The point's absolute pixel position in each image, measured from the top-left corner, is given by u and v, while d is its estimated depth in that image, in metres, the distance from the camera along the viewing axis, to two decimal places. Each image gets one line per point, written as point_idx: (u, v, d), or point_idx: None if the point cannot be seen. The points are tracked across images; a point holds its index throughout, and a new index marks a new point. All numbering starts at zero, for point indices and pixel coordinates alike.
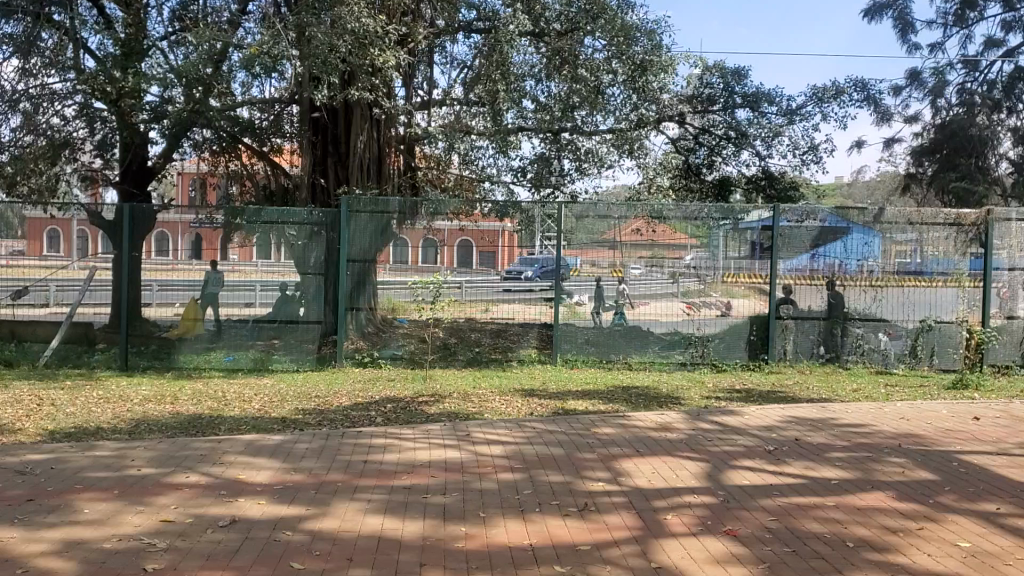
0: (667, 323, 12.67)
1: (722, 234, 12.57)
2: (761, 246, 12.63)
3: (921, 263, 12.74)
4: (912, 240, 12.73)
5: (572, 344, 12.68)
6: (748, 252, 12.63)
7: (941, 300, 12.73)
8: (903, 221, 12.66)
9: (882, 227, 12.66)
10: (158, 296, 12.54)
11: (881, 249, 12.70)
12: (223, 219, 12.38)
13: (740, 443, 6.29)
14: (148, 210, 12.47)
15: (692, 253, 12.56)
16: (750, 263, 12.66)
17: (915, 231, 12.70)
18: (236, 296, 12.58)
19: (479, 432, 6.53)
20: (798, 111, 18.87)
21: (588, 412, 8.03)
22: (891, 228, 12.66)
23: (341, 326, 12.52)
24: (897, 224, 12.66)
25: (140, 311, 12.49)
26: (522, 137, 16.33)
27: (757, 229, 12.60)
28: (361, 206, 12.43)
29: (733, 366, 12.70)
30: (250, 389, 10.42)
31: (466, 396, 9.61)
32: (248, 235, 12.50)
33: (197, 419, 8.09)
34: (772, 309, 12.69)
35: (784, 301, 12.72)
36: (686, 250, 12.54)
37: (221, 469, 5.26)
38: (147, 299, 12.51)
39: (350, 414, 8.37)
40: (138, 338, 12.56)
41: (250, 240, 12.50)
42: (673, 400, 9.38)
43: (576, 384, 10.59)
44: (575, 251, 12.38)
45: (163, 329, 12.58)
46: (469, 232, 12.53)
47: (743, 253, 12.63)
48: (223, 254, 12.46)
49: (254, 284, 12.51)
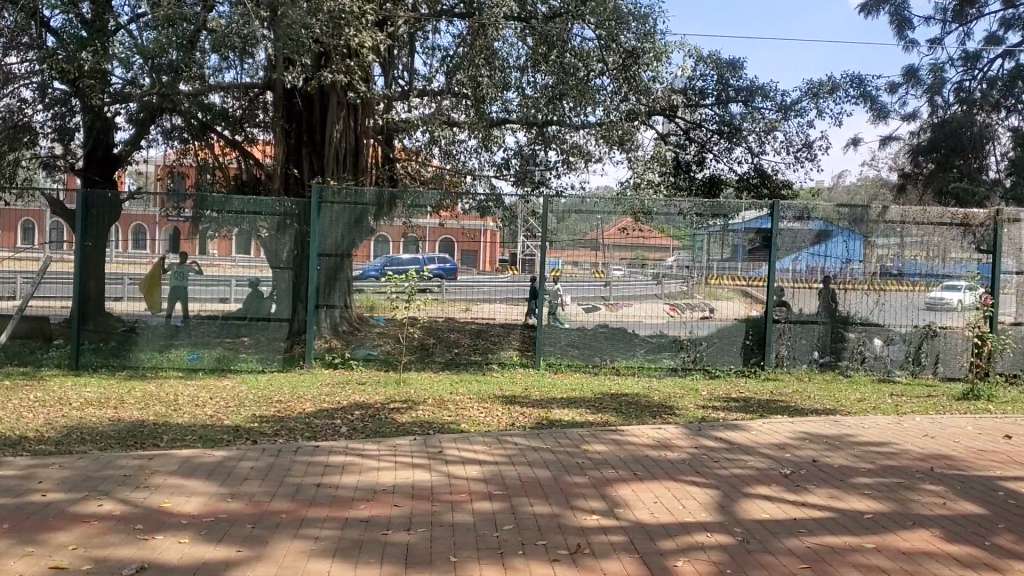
0: (650, 325, 11.89)
1: (705, 236, 11.77)
2: (745, 248, 11.83)
3: (909, 267, 12.04)
4: (896, 246, 11.99)
5: (555, 346, 11.88)
6: (732, 254, 11.82)
7: (941, 300, 12.12)
8: (878, 217, 11.89)
9: (867, 230, 11.93)
10: (129, 291, 11.64)
11: (864, 253, 12.00)
12: (191, 214, 11.53)
13: (752, 465, 5.52)
14: (115, 200, 11.49)
15: (674, 256, 11.81)
16: (734, 266, 11.87)
17: (900, 236, 11.96)
18: (209, 291, 11.79)
19: (453, 447, 5.72)
20: (793, 107, 18.21)
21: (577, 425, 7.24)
22: (879, 228, 11.94)
23: (312, 322, 11.66)
24: (878, 229, 11.94)
25: (105, 305, 11.57)
26: (506, 130, 15.53)
27: (741, 232, 11.81)
28: (334, 197, 11.59)
29: (727, 372, 11.91)
30: (208, 392, 9.55)
31: (443, 403, 8.80)
32: (222, 227, 11.62)
33: (139, 427, 7.22)
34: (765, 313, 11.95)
35: (776, 304, 11.95)
36: (671, 250, 11.79)
37: (144, 495, 4.45)
38: (116, 293, 11.60)
39: (312, 423, 7.54)
40: (97, 334, 11.58)
41: (227, 231, 11.63)
42: (669, 410, 8.61)
43: (563, 391, 9.78)
44: (556, 251, 11.59)
45: (128, 325, 11.69)
46: (450, 229, 11.81)
47: (726, 256, 11.82)
48: (200, 249, 11.68)
49: (230, 279, 11.76)
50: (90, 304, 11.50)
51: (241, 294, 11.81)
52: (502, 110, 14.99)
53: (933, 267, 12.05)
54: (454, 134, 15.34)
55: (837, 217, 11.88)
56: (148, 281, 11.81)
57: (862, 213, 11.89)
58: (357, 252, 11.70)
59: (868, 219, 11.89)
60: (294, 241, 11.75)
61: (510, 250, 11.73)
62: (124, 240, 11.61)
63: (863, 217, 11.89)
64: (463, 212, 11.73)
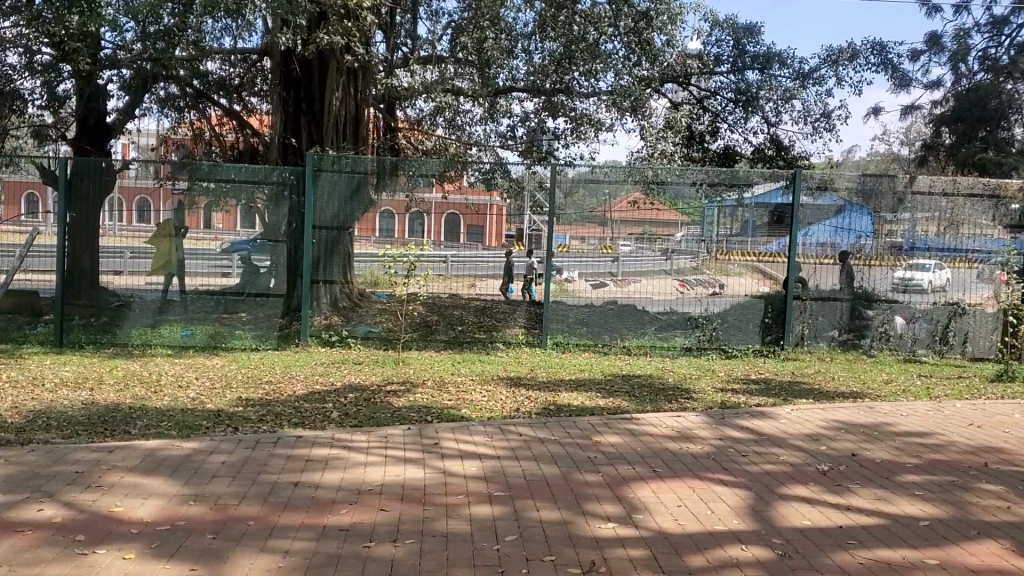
0: (660, 302, 11.29)
1: (716, 209, 11.10)
2: (755, 224, 11.20)
3: (918, 243, 11.41)
4: (907, 222, 11.32)
5: (562, 324, 11.29)
6: (741, 230, 11.17)
7: (919, 279, 11.46)
8: (891, 198, 11.26)
9: (875, 205, 11.27)
10: (129, 265, 11.18)
11: (874, 228, 11.35)
12: (185, 185, 10.97)
13: (784, 461, 4.94)
14: (111, 177, 10.87)
15: (683, 231, 11.12)
16: (743, 241, 11.22)
17: (908, 211, 11.29)
18: (207, 266, 11.20)
19: (450, 438, 5.14)
20: (811, 75, 17.50)
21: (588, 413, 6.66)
22: (889, 203, 11.27)
23: (307, 298, 11.13)
24: (887, 204, 11.28)
25: (100, 279, 11.09)
26: (512, 99, 14.86)
27: (752, 207, 11.16)
28: (327, 165, 10.99)
29: (744, 352, 11.31)
30: (196, 372, 8.99)
31: (442, 385, 8.24)
32: (226, 201, 11.01)
33: (112, 413, 6.65)
34: (785, 290, 11.32)
35: (792, 281, 11.30)
36: (679, 226, 11.10)
37: (93, 498, 3.88)
38: (116, 266, 11.13)
39: (301, 408, 6.97)
40: (88, 310, 11.12)
41: (235, 205, 11.03)
42: (685, 394, 8.03)
43: (571, 373, 9.20)
44: (563, 225, 10.97)
45: (122, 299, 11.19)
46: (454, 204, 11.13)
47: (735, 231, 11.17)
48: (205, 221, 11.15)
49: (230, 252, 11.20)
50: (85, 278, 11.01)
51: (235, 267, 11.18)
52: (508, 77, 14.36)
53: (942, 240, 11.41)
54: (457, 103, 14.71)
55: (863, 190, 11.24)
56: (156, 243, 11.22)
57: (879, 186, 11.24)
58: (361, 226, 11.10)
59: (887, 190, 11.24)
60: (288, 213, 11.09)
61: (515, 225, 11.11)
62: (128, 213, 11.04)
63: (870, 191, 11.25)
64: (469, 185, 11.08)
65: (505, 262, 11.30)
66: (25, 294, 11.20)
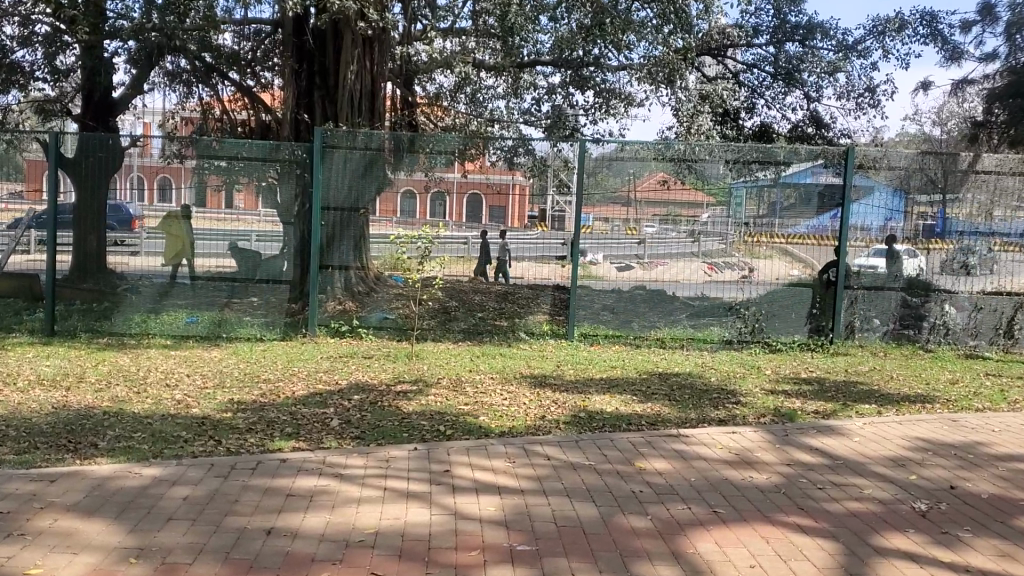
0: (689, 286, 10.33)
1: (744, 190, 10.13)
2: (782, 205, 10.19)
3: (947, 225, 10.42)
4: (938, 202, 10.33)
5: (589, 312, 10.38)
6: (768, 212, 10.18)
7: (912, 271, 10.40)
8: (932, 175, 10.23)
9: (920, 187, 10.25)
10: (148, 247, 10.38)
11: (904, 209, 10.25)
12: (195, 162, 10.09)
13: (871, 497, 4.04)
14: (118, 152, 10.09)
15: (708, 212, 10.13)
16: (771, 221, 10.22)
17: (943, 189, 10.28)
18: (216, 248, 10.36)
19: (465, 464, 4.27)
20: (856, 46, 16.38)
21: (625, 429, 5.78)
22: (931, 183, 10.24)
23: (316, 283, 10.30)
24: (924, 184, 10.24)
25: (105, 261, 10.43)
26: (536, 73, 13.97)
27: (779, 188, 10.16)
28: (339, 140, 10.08)
29: (790, 345, 10.34)
30: (190, 367, 8.20)
31: (459, 384, 7.39)
32: (241, 177, 10.16)
33: (81, 420, 5.85)
34: (829, 278, 10.33)
35: (831, 265, 10.31)
36: (705, 207, 10.11)
37: (10, 555, 3.07)
38: (134, 247, 10.37)
39: (297, 413, 6.13)
40: (90, 294, 10.43)
41: (249, 182, 10.16)
42: (731, 400, 7.12)
43: (601, 370, 8.32)
44: (590, 207, 10.06)
45: (130, 283, 10.44)
46: (477, 183, 10.30)
47: (762, 213, 10.17)
48: (226, 202, 10.29)
49: (238, 239, 10.35)
50: (90, 262, 10.39)
51: (233, 250, 10.38)
52: (532, 51, 13.49)
53: (972, 224, 10.45)
54: (478, 77, 13.80)
55: (915, 169, 10.20)
56: (166, 226, 10.33)
57: (937, 171, 10.23)
58: (383, 208, 10.27)
59: (937, 169, 10.23)
60: (293, 195, 10.23)
61: (538, 206, 10.18)
62: (150, 191, 10.25)
63: (923, 165, 10.20)
64: (492, 165, 10.27)
65: (494, 243, 10.40)
66: (23, 278, 10.74)
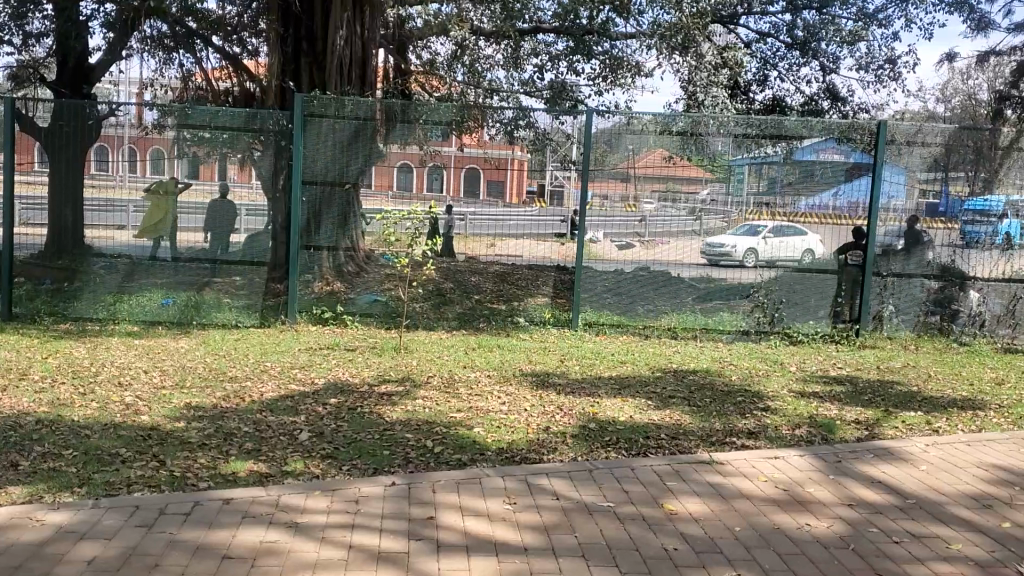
0: (695, 267, 9.39)
1: (746, 166, 9.17)
2: (785, 182, 9.23)
3: (948, 202, 9.45)
4: (961, 181, 9.38)
5: (591, 296, 9.46)
6: (768, 188, 9.23)
7: (803, 256, 9.36)
8: (970, 152, 9.27)
9: (949, 165, 9.32)
10: (133, 220, 9.57)
11: (905, 184, 9.30)
12: (174, 133, 9.16)
13: (962, 556, 3.21)
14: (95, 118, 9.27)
15: (708, 189, 9.23)
16: (771, 200, 9.28)
17: (970, 168, 9.34)
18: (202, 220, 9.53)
19: (454, 508, 3.43)
20: (876, 15, 15.43)
21: (647, 452, 4.92)
22: (971, 162, 9.31)
23: (297, 264, 9.35)
24: (965, 161, 9.32)
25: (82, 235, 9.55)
26: (539, 41, 13.07)
27: (780, 163, 9.19)
28: (321, 108, 9.14)
29: (811, 337, 9.43)
30: (152, 360, 7.34)
31: (451, 385, 6.53)
32: (228, 150, 9.25)
33: (7, 432, 4.99)
34: (840, 257, 9.38)
35: (848, 246, 9.37)
36: (704, 182, 9.21)
37: None
38: (120, 221, 9.58)
39: (261, 425, 5.27)
40: (62, 273, 9.58)
41: (234, 156, 9.26)
42: (760, 406, 6.27)
43: (609, 368, 7.47)
44: (596, 184, 9.13)
45: (96, 264, 9.56)
46: (473, 158, 9.43)
47: (762, 189, 9.23)
48: (219, 174, 9.34)
49: (224, 204, 9.45)
50: (67, 236, 9.52)
51: (211, 224, 9.52)
52: (533, 17, 12.55)
53: (977, 198, 9.49)
54: (475, 42, 12.86)
55: (955, 146, 9.25)
56: (151, 199, 9.51)
57: (965, 153, 9.28)
58: (377, 180, 9.39)
59: (975, 145, 9.27)
60: (279, 161, 9.36)
61: (538, 180, 9.43)
62: (142, 163, 9.39)
63: (959, 142, 9.24)
64: (490, 140, 9.30)
65: (492, 220, 9.61)
66: None
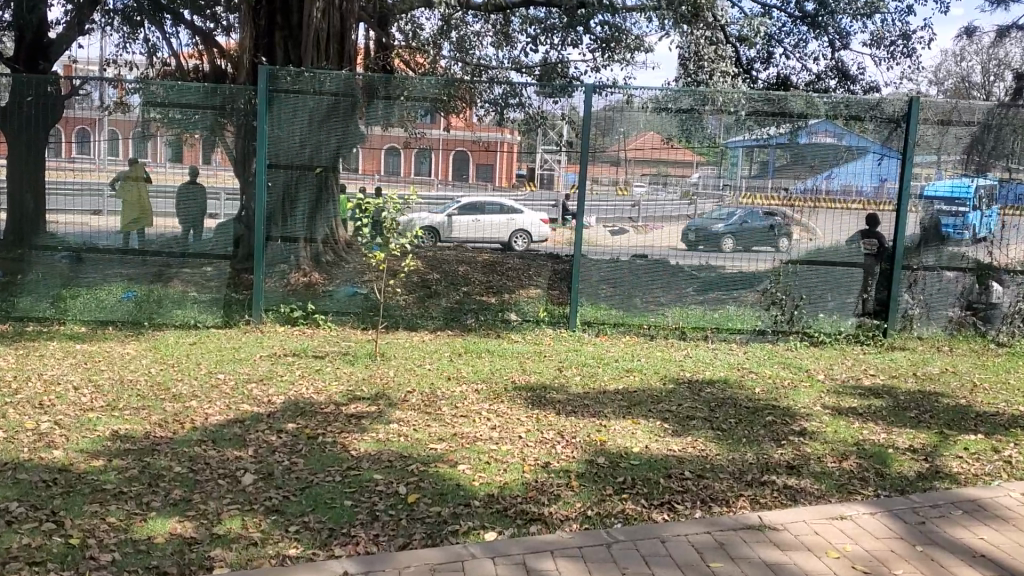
0: (697, 255, 8.40)
1: (743, 148, 8.20)
2: (777, 167, 8.25)
3: (972, 182, 8.53)
4: (999, 166, 8.51)
5: (590, 290, 8.43)
6: (761, 172, 8.24)
7: (509, 238, 8.85)
8: (1008, 132, 8.42)
9: (990, 147, 8.43)
10: (110, 205, 8.38)
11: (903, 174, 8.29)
12: (141, 112, 8.15)
13: None
14: (52, 95, 8.22)
15: (699, 172, 8.23)
16: (762, 182, 8.27)
17: (1009, 153, 8.47)
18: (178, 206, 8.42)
19: None
20: None
21: (677, 500, 3.95)
22: (1010, 145, 8.46)
23: (262, 259, 8.29)
24: (1005, 143, 8.45)
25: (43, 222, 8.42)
26: (529, 14, 12.08)
27: (775, 148, 8.22)
28: (287, 83, 8.08)
29: (835, 337, 8.45)
30: (86, 372, 6.33)
31: (432, 404, 5.57)
32: (194, 132, 8.24)
33: None
34: (705, 248, 8.40)
35: (721, 233, 8.38)
36: (695, 165, 8.21)
37: None
38: (95, 206, 8.42)
39: (198, 465, 4.32)
40: (12, 265, 8.47)
41: (202, 138, 8.26)
42: (797, 429, 5.34)
43: (615, 379, 6.52)
44: (600, 168, 8.16)
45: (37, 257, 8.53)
46: (462, 142, 8.46)
47: (755, 173, 8.24)
48: (203, 157, 8.32)
49: (193, 188, 8.39)
50: (26, 224, 8.44)
51: (183, 212, 8.45)
52: None
53: (949, 182, 8.45)
54: (462, 14, 11.85)
55: (996, 125, 8.38)
56: (121, 186, 8.35)
57: (1003, 134, 8.42)
58: (365, 163, 8.31)
59: (1016, 126, 8.43)
60: (246, 143, 8.33)
61: (527, 164, 8.36)
62: (123, 143, 8.28)
63: (996, 120, 8.37)
64: (479, 121, 8.27)
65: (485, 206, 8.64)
66: None
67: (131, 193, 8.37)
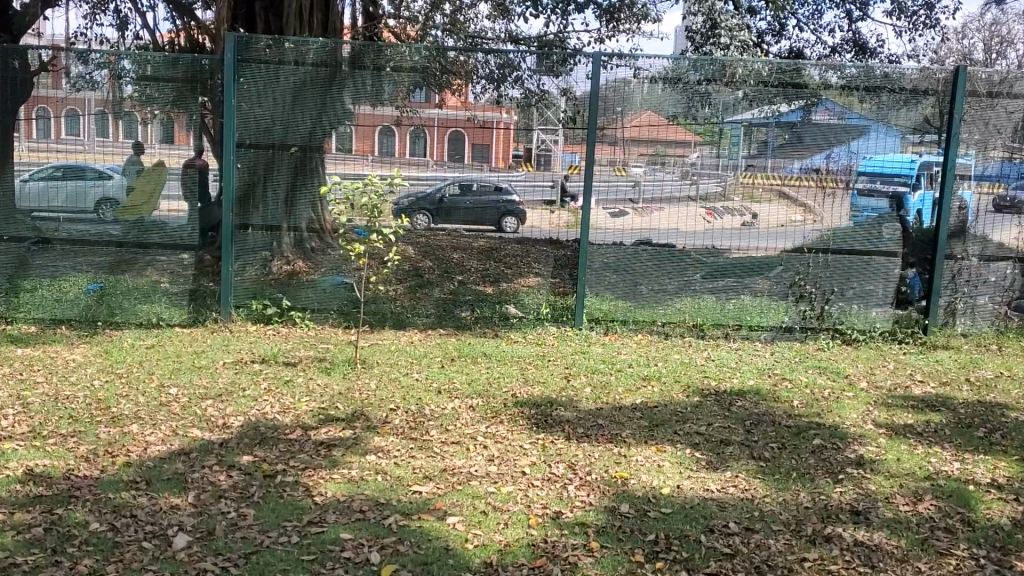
0: (714, 237, 7.47)
1: (744, 125, 7.30)
2: (777, 147, 7.34)
3: None
4: None
5: (596, 281, 7.54)
6: (760, 153, 7.32)
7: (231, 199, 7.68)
8: None
9: None
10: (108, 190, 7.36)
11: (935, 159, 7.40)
12: (116, 87, 7.12)
13: None
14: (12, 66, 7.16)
15: (699, 152, 7.32)
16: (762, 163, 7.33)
17: None
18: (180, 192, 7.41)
19: None
20: None
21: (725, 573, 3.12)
22: None
23: (230, 252, 7.37)
24: None
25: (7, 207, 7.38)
26: None
27: (774, 128, 7.31)
28: (257, 53, 7.12)
29: (869, 335, 7.56)
30: (17, 386, 5.43)
31: (418, 428, 4.68)
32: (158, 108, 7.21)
33: None
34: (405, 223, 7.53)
35: (417, 208, 7.49)
36: (693, 146, 7.32)
37: None
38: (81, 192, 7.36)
39: (125, 520, 3.44)
40: None
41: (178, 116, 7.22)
42: (854, 457, 4.47)
43: (631, 390, 5.65)
44: (606, 149, 7.25)
45: None
46: (458, 121, 7.41)
47: (751, 152, 7.32)
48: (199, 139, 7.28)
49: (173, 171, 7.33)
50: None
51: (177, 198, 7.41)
52: None
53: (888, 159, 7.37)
54: None
55: None
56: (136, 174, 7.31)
57: None
58: (356, 143, 7.30)
59: None
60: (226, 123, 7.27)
61: (524, 142, 7.34)
62: (115, 125, 7.19)
63: None
64: (476, 99, 7.27)
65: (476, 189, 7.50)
66: None
67: (144, 182, 7.34)
